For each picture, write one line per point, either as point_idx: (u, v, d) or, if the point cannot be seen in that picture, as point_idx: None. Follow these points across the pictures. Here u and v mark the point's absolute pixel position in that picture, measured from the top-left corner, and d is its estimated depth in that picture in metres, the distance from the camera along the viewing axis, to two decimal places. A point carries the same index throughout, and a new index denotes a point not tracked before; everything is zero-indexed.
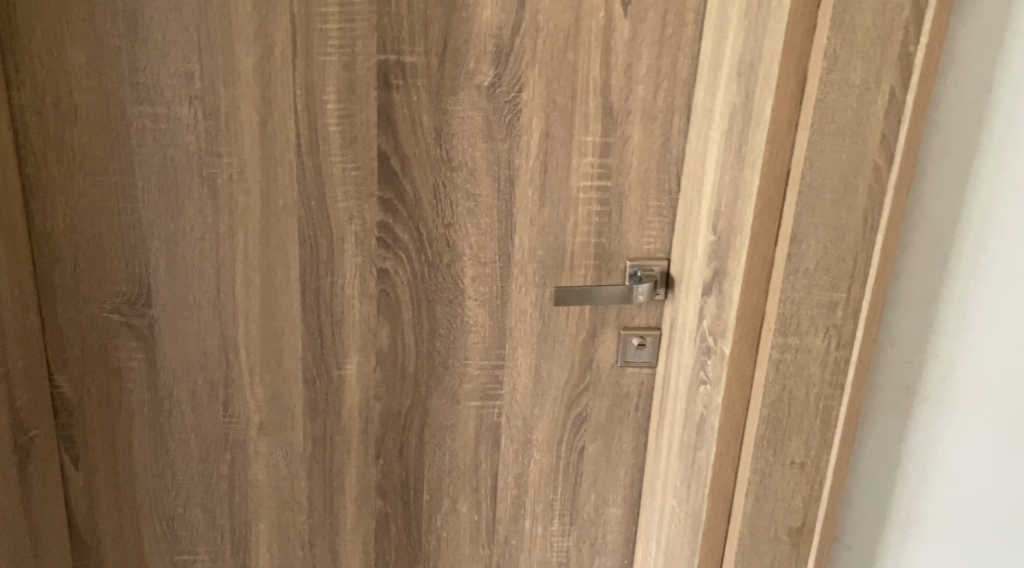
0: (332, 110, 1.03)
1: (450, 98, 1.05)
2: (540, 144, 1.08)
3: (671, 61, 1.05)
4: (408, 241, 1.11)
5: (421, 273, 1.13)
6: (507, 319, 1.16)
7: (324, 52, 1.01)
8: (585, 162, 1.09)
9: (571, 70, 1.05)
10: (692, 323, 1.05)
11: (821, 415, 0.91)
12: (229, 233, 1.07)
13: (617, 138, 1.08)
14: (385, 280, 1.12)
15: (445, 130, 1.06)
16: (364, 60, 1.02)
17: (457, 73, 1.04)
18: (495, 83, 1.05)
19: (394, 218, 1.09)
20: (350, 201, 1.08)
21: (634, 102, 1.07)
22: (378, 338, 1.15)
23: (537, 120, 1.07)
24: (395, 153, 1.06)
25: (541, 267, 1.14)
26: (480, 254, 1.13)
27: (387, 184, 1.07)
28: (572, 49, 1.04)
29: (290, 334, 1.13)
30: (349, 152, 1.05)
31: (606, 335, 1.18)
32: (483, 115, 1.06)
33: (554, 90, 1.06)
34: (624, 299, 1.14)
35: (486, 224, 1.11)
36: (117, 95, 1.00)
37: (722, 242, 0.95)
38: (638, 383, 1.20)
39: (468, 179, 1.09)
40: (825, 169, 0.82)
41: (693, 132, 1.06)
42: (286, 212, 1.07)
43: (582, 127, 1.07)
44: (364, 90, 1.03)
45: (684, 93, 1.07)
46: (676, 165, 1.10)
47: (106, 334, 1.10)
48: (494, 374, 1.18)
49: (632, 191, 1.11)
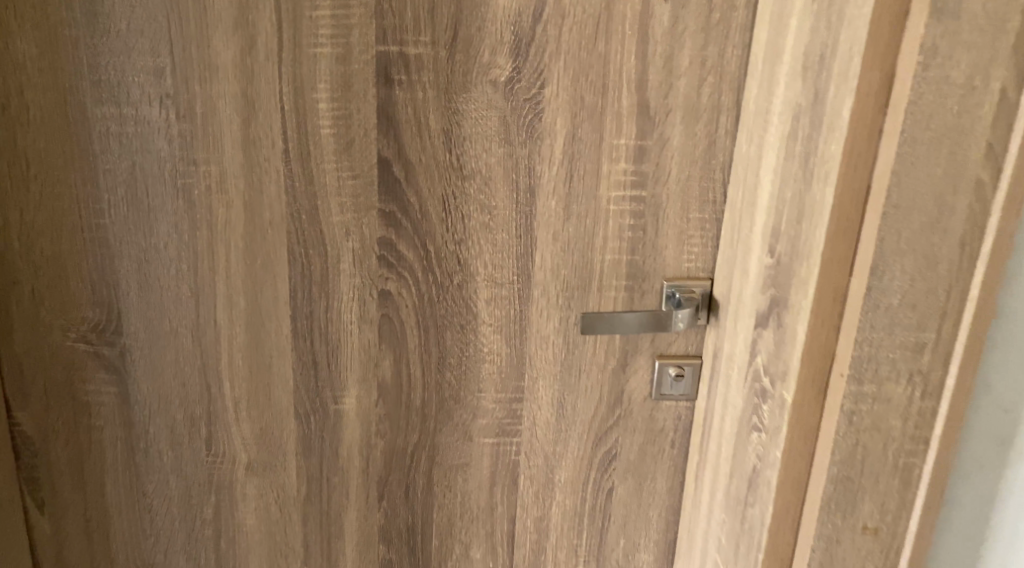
0: (324, 111, 0.89)
1: (461, 96, 0.90)
2: (565, 149, 0.94)
3: (718, 52, 0.91)
4: (413, 259, 0.97)
5: (429, 295, 0.99)
6: (526, 346, 1.02)
7: (314, 43, 0.86)
8: (617, 168, 0.95)
9: (602, 63, 0.90)
10: (741, 358, 0.91)
11: (900, 474, 0.77)
12: (209, 251, 0.93)
13: (655, 140, 0.94)
14: (386, 303, 0.98)
15: (455, 132, 0.92)
16: (360, 53, 0.87)
17: (469, 67, 0.89)
18: (513, 77, 0.90)
19: (397, 234, 0.95)
20: (347, 215, 0.94)
21: (675, 99, 0.92)
22: (380, 368, 1.01)
23: (562, 121, 0.92)
24: (398, 160, 0.92)
25: (565, 288, 1.00)
26: (495, 274, 0.99)
27: (389, 196, 0.93)
28: (603, 39, 0.89)
29: (280, 364, 0.99)
30: (344, 159, 0.91)
31: (639, 364, 1.04)
32: (499, 116, 0.92)
33: (582, 85, 0.91)
34: (648, 326, 1.00)
35: (503, 240, 0.97)
36: (76, 94, 0.87)
37: (784, 268, 0.80)
38: (675, 418, 1.06)
39: (482, 189, 0.94)
40: (917, 186, 0.68)
41: (743, 135, 0.92)
42: (274, 227, 0.93)
43: (613, 128, 0.93)
44: (362, 87, 0.88)
45: (732, 88, 0.92)
46: (721, 172, 0.95)
47: (71, 366, 0.97)
48: (511, 408, 1.05)
49: (671, 202, 0.97)
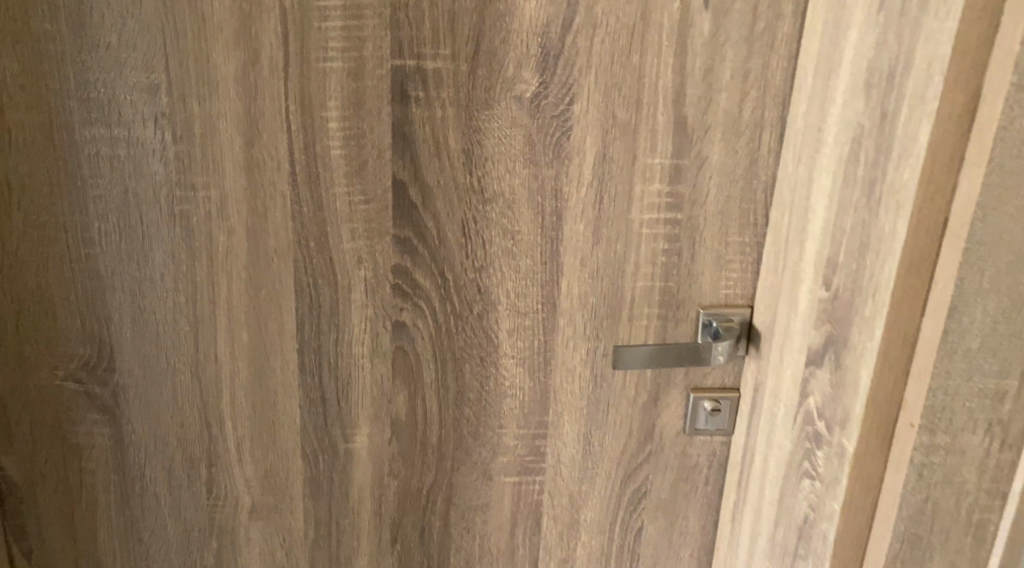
0: (335, 131, 0.81)
1: (483, 113, 0.83)
2: (595, 169, 0.86)
3: (762, 65, 0.83)
4: (430, 288, 0.89)
5: (447, 327, 0.91)
6: (551, 380, 0.95)
7: (323, 57, 0.79)
8: (651, 189, 0.88)
9: (637, 76, 0.83)
10: (790, 397, 0.83)
11: (972, 530, 0.69)
12: (209, 282, 0.86)
13: (692, 159, 0.87)
14: (401, 335, 0.91)
15: (477, 152, 0.84)
16: (374, 67, 0.80)
17: (492, 82, 0.82)
18: (540, 93, 0.83)
19: (413, 261, 0.88)
20: (359, 241, 0.86)
21: (714, 115, 0.85)
22: (394, 405, 0.94)
23: (592, 139, 0.85)
24: (415, 182, 0.85)
25: (594, 318, 0.92)
26: (518, 303, 0.91)
27: (405, 221, 0.86)
28: (638, 50, 0.82)
29: (286, 401, 0.92)
30: (357, 182, 0.84)
31: (672, 397, 0.97)
32: (524, 134, 0.84)
33: (614, 101, 0.84)
34: (664, 361, 0.93)
35: (527, 266, 0.90)
36: (62, 114, 0.79)
37: (845, 304, 0.73)
38: (709, 453, 1.00)
39: (505, 212, 0.87)
40: (1004, 221, 0.61)
41: (790, 154, 0.84)
42: (279, 255, 0.85)
43: (648, 146, 0.86)
44: (375, 104, 0.81)
45: (777, 104, 0.85)
46: (763, 193, 0.88)
47: (60, 406, 0.90)
48: (535, 445, 0.97)
49: (708, 225, 0.90)
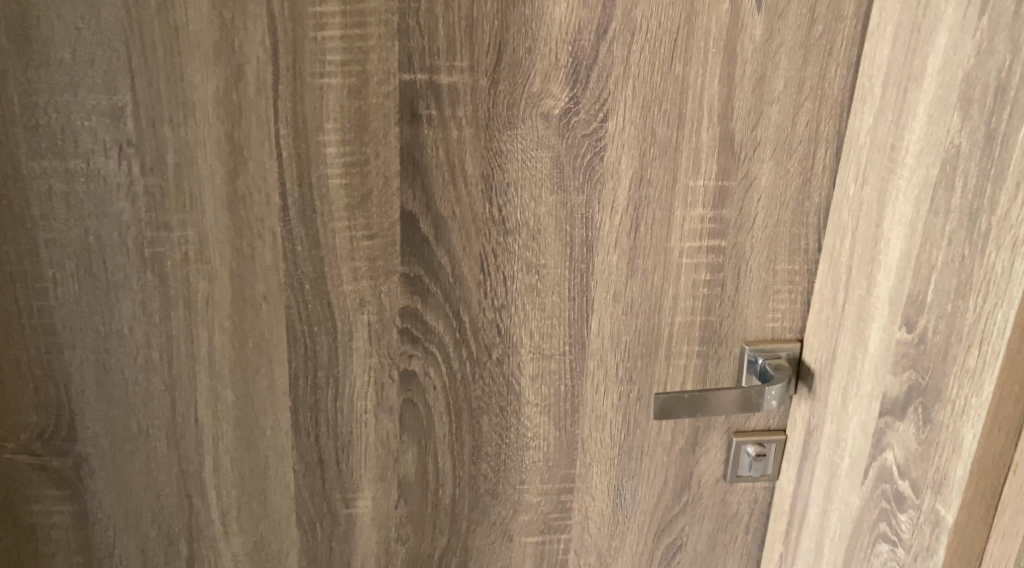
0: (333, 157, 0.69)
1: (505, 133, 0.72)
2: (631, 195, 0.76)
3: (819, 73, 0.74)
4: (443, 332, 0.77)
5: (463, 375, 0.79)
6: (579, 428, 0.84)
7: (320, 72, 0.67)
8: (692, 215, 0.77)
9: (679, 88, 0.72)
10: (858, 448, 0.74)
11: None
12: (187, 334, 0.73)
13: (738, 180, 0.77)
14: (409, 386, 0.78)
15: (498, 177, 0.73)
16: (379, 83, 0.68)
17: (516, 98, 0.71)
18: (571, 109, 0.72)
19: (424, 303, 0.76)
20: (361, 282, 0.74)
21: (764, 130, 0.75)
22: (402, 465, 0.81)
23: (629, 160, 0.74)
24: (426, 214, 0.73)
25: (627, 358, 0.82)
26: (543, 345, 0.80)
27: (416, 258, 0.74)
28: (682, 58, 0.71)
29: (278, 467, 0.79)
30: (359, 214, 0.71)
31: (711, 442, 0.87)
32: (552, 156, 0.73)
33: (653, 117, 0.73)
34: (692, 408, 0.83)
35: (553, 304, 0.79)
36: (5, 143, 0.66)
37: (940, 350, 0.63)
38: (750, 501, 0.90)
39: (529, 245, 0.76)
40: None
41: (850, 173, 0.75)
42: (269, 301, 0.73)
43: (690, 166, 0.75)
44: (381, 126, 0.69)
45: (833, 117, 0.75)
46: (816, 216, 0.79)
47: (12, 482, 0.76)
48: (560, 502, 0.86)
49: (755, 252, 0.80)
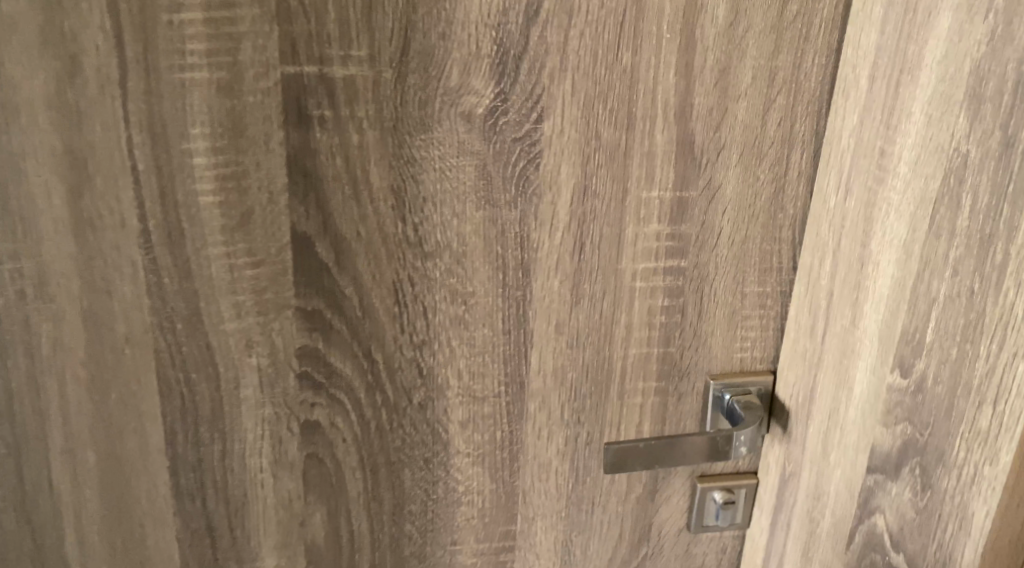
0: (203, 169, 0.56)
1: (418, 138, 0.59)
2: (573, 209, 0.63)
3: (792, 62, 0.62)
4: (352, 375, 0.65)
5: (378, 423, 0.67)
6: (519, 479, 0.72)
7: (180, 64, 0.53)
8: (647, 231, 0.65)
9: (627, 82, 0.60)
10: (843, 507, 0.63)
11: None
12: (32, 386, 0.60)
13: (700, 190, 0.65)
14: (313, 438, 0.66)
15: (411, 191, 0.60)
16: (257, 77, 0.55)
17: (429, 95, 0.58)
18: (497, 107, 0.59)
19: (327, 342, 0.63)
20: (248, 319, 0.61)
21: (730, 131, 0.63)
22: (310, 527, 0.69)
23: (569, 168, 0.62)
24: (323, 236, 0.60)
25: (573, 398, 0.70)
26: (473, 387, 0.68)
27: (314, 289, 0.61)
28: (630, 46, 0.59)
29: (157, 537, 0.66)
30: (240, 238, 0.59)
31: (673, 488, 0.76)
32: (476, 165, 0.61)
33: (597, 116, 0.61)
34: (658, 460, 0.72)
35: (484, 339, 0.66)
36: None
37: (942, 404, 0.52)
38: (718, 552, 0.79)
39: (453, 270, 0.63)
40: None
41: (831, 181, 0.63)
42: (133, 345, 0.60)
43: (643, 175, 0.63)
44: (262, 130, 0.56)
45: (810, 114, 0.64)
46: (791, 230, 0.67)
47: None
48: (499, 562, 0.75)
49: (720, 273, 0.68)
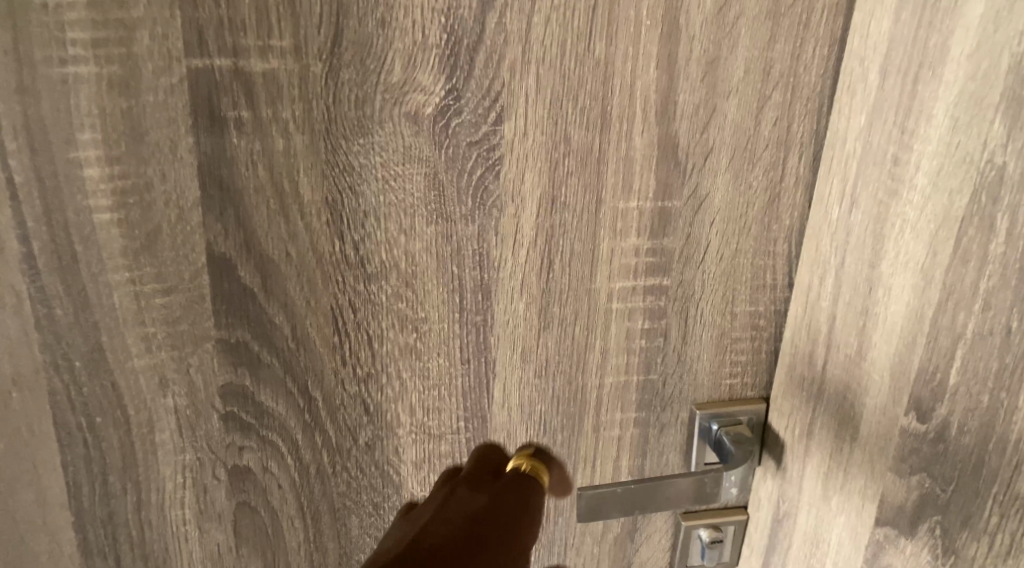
0: (97, 181, 0.47)
1: (356, 143, 0.50)
2: (539, 222, 0.55)
3: (791, 53, 0.54)
4: (285, 414, 0.56)
5: (319, 467, 0.58)
6: None
7: (61, 57, 0.45)
8: (625, 246, 0.57)
9: (601, 77, 0.52)
10: (847, 560, 0.56)
11: None
12: None
13: (685, 200, 0.57)
14: (244, 485, 0.58)
15: (350, 204, 0.52)
16: (157, 72, 0.46)
17: (368, 93, 0.49)
18: (450, 106, 0.51)
19: (255, 376, 0.55)
20: (160, 354, 0.52)
21: (718, 133, 0.55)
22: None
23: (535, 177, 0.54)
24: (246, 258, 0.51)
25: (542, 433, 0.62)
26: (428, 424, 0.59)
27: (237, 318, 0.53)
28: (603, 34, 0.51)
29: None
30: (145, 261, 0.50)
31: (655, 527, 0.68)
32: (427, 173, 0.52)
33: (566, 116, 0.52)
34: (640, 505, 0.65)
35: (439, 370, 0.58)
36: None
37: (971, 455, 0.45)
38: None
39: (402, 294, 0.55)
40: None
41: (834, 189, 0.55)
42: (24, 386, 0.51)
43: (620, 182, 0.55)
44: (166, 135, 0.47)
45: (810, 112, 0.55)
46: (786, 242, 0.59)
47: None
48: None
49: (707, 291, 0.60)
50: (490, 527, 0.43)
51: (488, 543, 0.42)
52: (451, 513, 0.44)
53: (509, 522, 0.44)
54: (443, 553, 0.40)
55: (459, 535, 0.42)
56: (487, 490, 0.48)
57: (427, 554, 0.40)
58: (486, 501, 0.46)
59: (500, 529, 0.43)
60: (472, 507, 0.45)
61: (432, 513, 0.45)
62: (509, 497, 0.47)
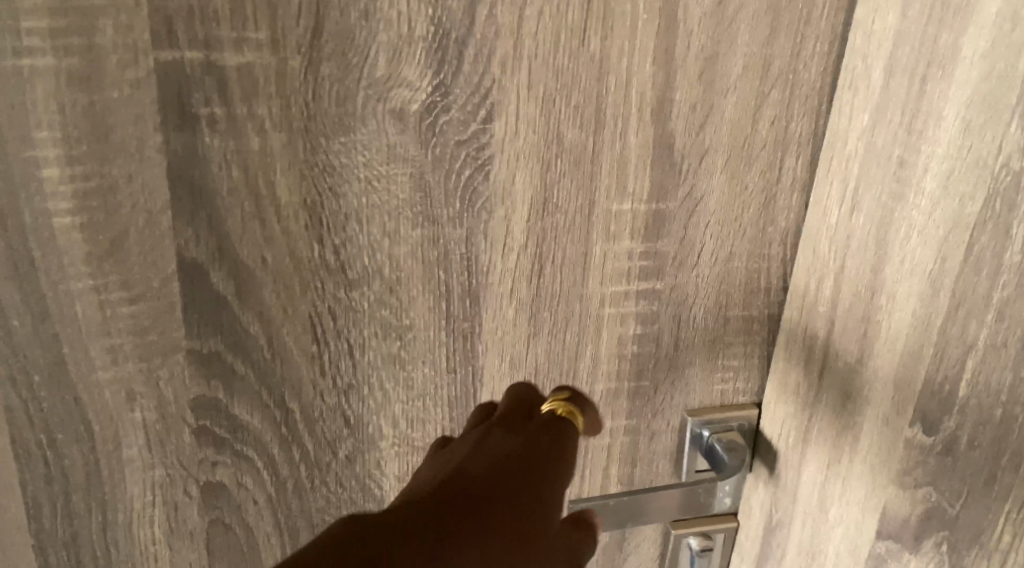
0: (57, 183, 0.44)
1: (337, 142, 0.47)
2: (529, 225, 0.52)
3: (791, 50, 0.51)
4: (261, 427, 0.53)
5: (297, 482, 0.55)
6: None
7: (16, 49, 0.41)
8: (618, 249, 0.55)
9: (595, 73, 0.49)
10: None
11: None
12: None
13: (680, 202, 0.54)
14: (217, 502, 0.55)
15: (331, 207, 0.49)
16: (122, 65, 0.42)
17: (350, 89, 0.46)
18: (437, 102, 0.48)
19: (229, 388, 0.52)
20: (126, 366, 0.49)
21: (715, 132, 0.53)
22: None
23: (525, 177, 0.51)
24: (219, 264, 0.48)
25: None
26: (411, 436, 0.57)
27: (209, 327, 0.50)
28: (598, 28, 0.48)
29: None
30: (110, 268, 0.47)
31: (644, 535, 0.66)
32: (413, 174, 0.49)
33: (559, 114, 0.50)
34: (630, 518, 0.62)
35: (424, 379, 0.55)
36: None
37: None
38: None
39: (385, 300, 0.52)
40: None
41: (834, 191, 0.53)
42: None
43: (614, 183, 0.53)
44: (132, 134, 0.44)
45: (809, 111, 0.53)
46: (782, 245, 0.57)
47: None
48: None
49: (701, 295, 0.58)
50: (508, 485, 0.39)
51: (498, 506, 0.38)
52: (477, 466, 0.41)
53: (531, 481, 0.40)
54: (466, 501, 0.38)
55: (479, 490, 0.39)
56: (525, 431, 0.44)
57: (462, 492, 0.39)
58: (521, 446, 0.42)
59: (539, 480, 0.40)
60: (508, 449, 0.42)
61: (467, 452, 0.42)
62: (539, 450, 0.42)
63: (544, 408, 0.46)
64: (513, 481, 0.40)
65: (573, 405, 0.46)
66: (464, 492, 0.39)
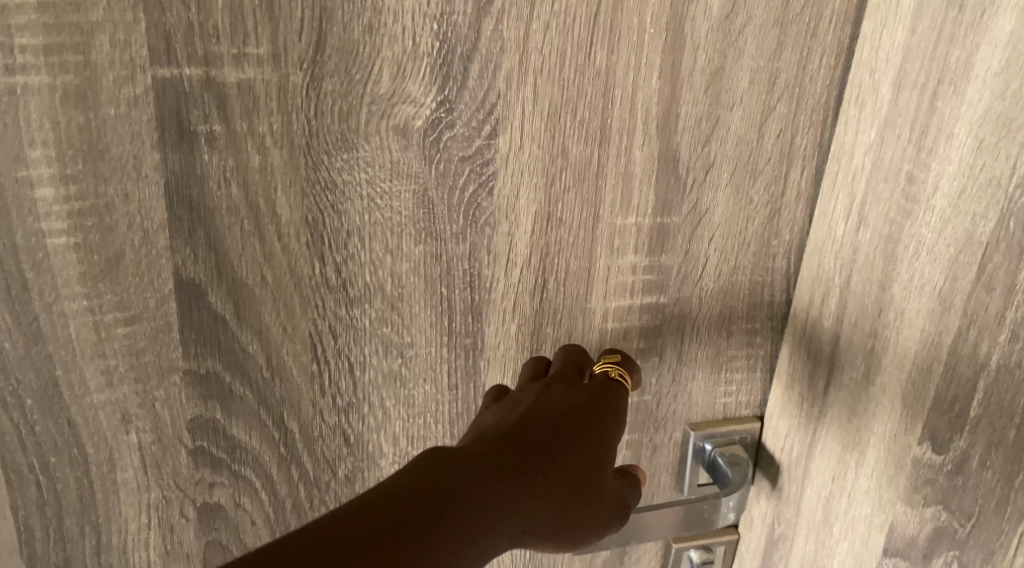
0: (50, 203, 0.43)
1: (339, 159, 0.46)
2: (533, 240, 0.52)
3: (797, 63, 0.51)
4: (260, 447, 0.52)
5: (296, 501, 0.54)
6: None
7: (8, 66, 0.40)
8: (621, 264, 0.54)
9: (601, 87, 0.48)
10: None
11: None
12: None
13: (684, 215, 0.54)
14: (214, 523, 0.54)
15: (331, 224, 0.47)
16: (118, 82, 0.41)
17: (353, 104, 0.45)
18: (441, 118, 0.47)
19: (227, 408, 0.50)
20: (122, 388, 0.48)
21: (721, 146, 0.52)
22: None
23: (529, 193, 0.50)
24: (218, 283, 0.47)
25: None
26: (412, 453, 0.55)
27: (207, 347, 0.48)
28: (605, 43, 0.47)
29: None
30: (105, 289, 0.45)
31: (645, 548, 0.66)
32: (415, 190, 0.48)
33: (563, 128, 0.49)
34: (633, 536, 0.62)
35: (425, 397, 0.54)
36: None
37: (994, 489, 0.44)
38: None
39: (386, 318, 0.51)
40: None
41: (839, 205, 0.53)
42: None
43: (619, 197, 0.52)
44: (129, 152, 0.43)
45: (814, 124, 0.53)
46: (785, 258, 0.57)
47: None
48: None
49: (705, 309, 0.58)
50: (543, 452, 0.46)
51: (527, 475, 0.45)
52: (532, 420, 0.48)
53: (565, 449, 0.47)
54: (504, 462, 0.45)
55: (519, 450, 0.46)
56: (581, 390, 0.51)
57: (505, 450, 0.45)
58: (573, 407, 0.49)
59: (566, 455, 0.47)
60: (561, 409, 0.49)
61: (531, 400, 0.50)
62: (584, 417, 0.49)
63: (597, 369, 0.53)
64: (533, 462, 0.45)
65: (623, 367, 0.53)
66: (507, 450, 0.45)
